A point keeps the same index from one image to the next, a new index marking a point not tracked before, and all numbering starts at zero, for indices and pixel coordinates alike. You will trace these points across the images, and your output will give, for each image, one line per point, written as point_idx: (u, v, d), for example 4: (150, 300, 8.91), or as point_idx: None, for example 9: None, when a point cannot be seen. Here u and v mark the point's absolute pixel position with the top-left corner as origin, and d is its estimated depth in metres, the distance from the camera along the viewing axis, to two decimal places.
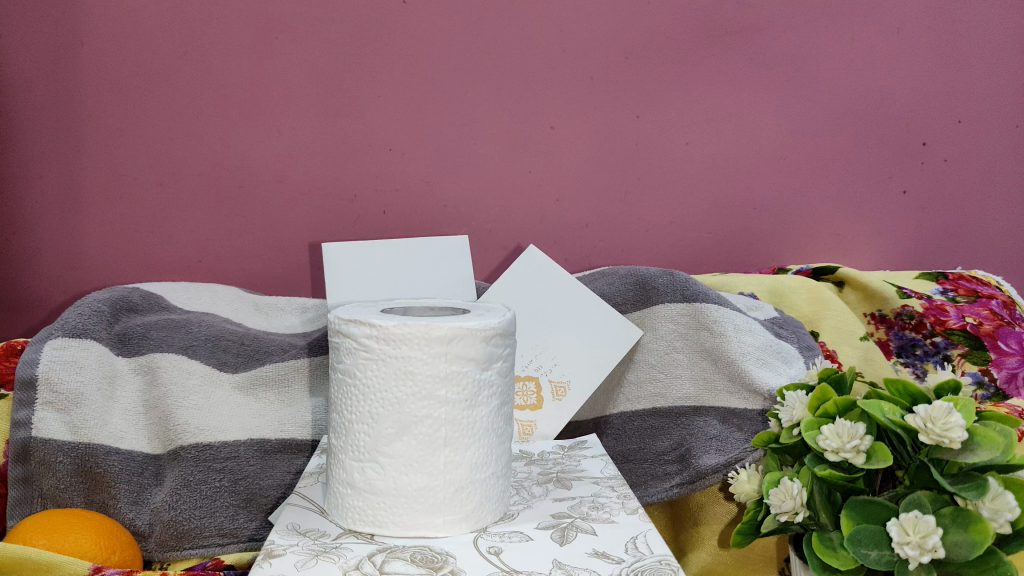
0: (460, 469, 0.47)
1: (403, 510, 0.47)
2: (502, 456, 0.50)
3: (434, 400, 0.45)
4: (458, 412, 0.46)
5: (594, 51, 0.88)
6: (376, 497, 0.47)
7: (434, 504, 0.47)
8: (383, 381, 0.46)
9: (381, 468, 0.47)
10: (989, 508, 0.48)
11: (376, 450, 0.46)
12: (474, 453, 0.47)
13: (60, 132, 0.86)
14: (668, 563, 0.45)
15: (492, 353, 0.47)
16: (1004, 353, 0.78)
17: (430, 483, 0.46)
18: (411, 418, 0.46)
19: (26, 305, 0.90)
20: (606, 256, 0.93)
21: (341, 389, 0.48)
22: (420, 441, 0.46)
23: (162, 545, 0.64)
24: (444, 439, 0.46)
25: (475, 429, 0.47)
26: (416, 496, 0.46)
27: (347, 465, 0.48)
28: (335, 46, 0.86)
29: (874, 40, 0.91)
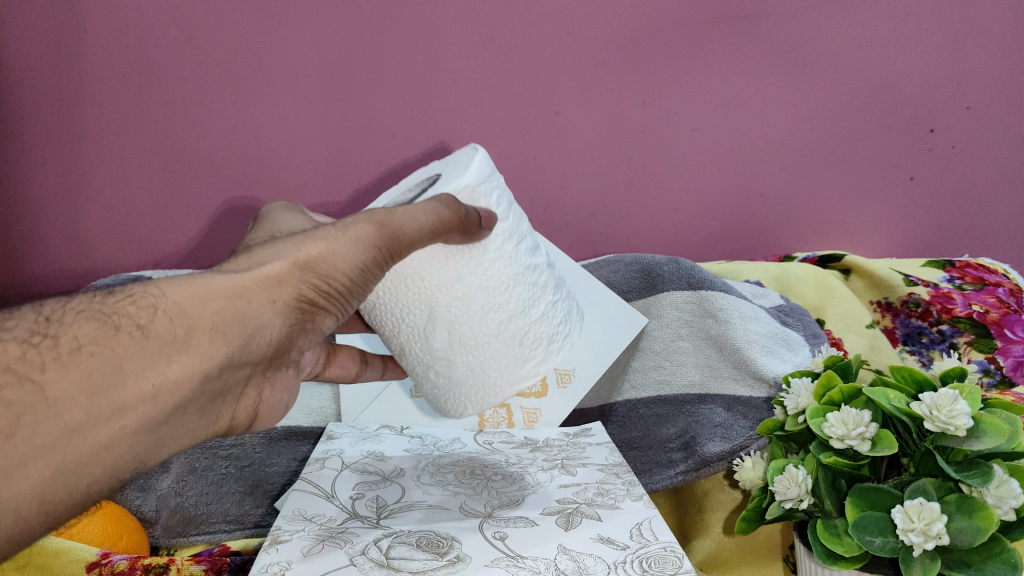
0: (513, 319, 0.52)
1: (489, 377, 0.53)
2: (541, 287, 0.54)
3: (459, 277, 0.49)
4: (483, 270, 0.50)
5: (599, 36, 0.86)
6: (459, 383, 0.53)
7: (513, 362, 0.53)
8: (402, 298, 0.50)
9: (453, 364, 0.52)
10: (993, 495, 0.47)
11: (433, 350, 0.52)
12: (516, 296, 0.52)
13: (65, 120, 0.86)
14: (673, 550, 0.46)
15: (483, 193, 0.49)
16: (1010, 341, 0.77)
17: (495, 340, 0.52)
18: (449, 307, 0.50)
19: (46, 294, 0.92)
20: (611, 243, 0.96)
21: (374, 319, 0.52)
22: (470, 318, 0.50)
23: (168, 530, 0.66)
24: (485, 299, 0.50)
25: (506, 274, 0.51)
26: (493, 362, 0.52)
27: (419, 373, 0.54)
28: (334, 30, 0.84)
29: (885, 26, 0.88)
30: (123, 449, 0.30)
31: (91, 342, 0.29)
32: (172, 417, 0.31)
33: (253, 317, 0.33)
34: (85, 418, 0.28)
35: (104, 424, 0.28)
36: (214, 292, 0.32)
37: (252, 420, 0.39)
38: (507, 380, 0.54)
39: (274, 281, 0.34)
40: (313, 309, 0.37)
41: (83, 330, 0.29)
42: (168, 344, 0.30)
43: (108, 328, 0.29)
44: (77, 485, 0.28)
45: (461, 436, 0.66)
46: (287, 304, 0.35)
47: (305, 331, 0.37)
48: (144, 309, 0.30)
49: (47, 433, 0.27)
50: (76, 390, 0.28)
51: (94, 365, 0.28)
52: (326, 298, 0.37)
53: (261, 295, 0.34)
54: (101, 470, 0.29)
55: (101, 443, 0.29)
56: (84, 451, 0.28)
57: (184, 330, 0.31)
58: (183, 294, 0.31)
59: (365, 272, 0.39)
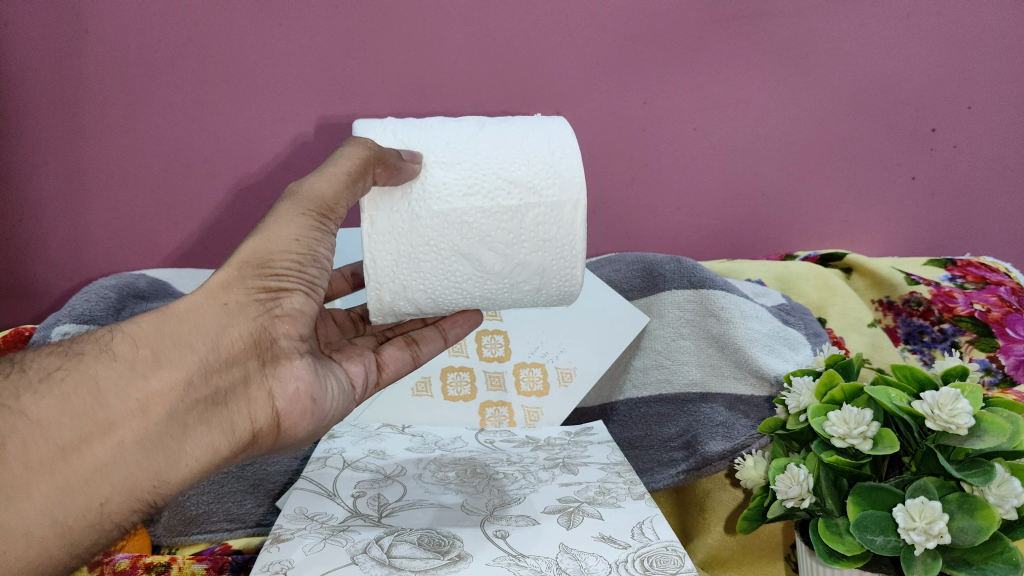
0: (508, 182, 0.50)
1: (553, 220, 0.51)
2: (487, 136, 0.52)
3: (443, 211, 0.49)
4: (447, 190, 0.49)
5: (600, 36, 0.86)
6: (540, 251, 0.51)
7: (554, 209, 0.50)
8: (434, 270, 0.50)
9: (527, 264, 0.51)
10: (995, 494, 0.48)
11: (497, 262, 0.51)
12: (487, 164, 0.50)
13: (67, 122, 0.86)
14: (674, 549, 0.46)
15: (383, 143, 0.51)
16: (1012, 340, 0.77)
17: (514, 207, 0.50)
18: (464, 234, 0.49)
19: (52, 295, 0.93)
20: (613, 242, 0.96)
21: (446, 307, 0.54)
22: (484, 216, 0.49)
23: (170, 529, 0.65)
24: (475, 196, 0.49)
25: (463, 162, 0.50)
26: (540, 209, 0.50)
27: (514, 287, 0.53)
28: (334, 30, 0.84)
29: (887, 24, 0.88)
30: (127, 461, 0.39)
31: (60, 372, 0.39)
32: (167, 428, 0.40)
33: (210, 322, 0.43)
34: (76, 438, 0.38)
35: (102, 442, 0.38)
36: (166, 317, 0.42)
37: (283, 429, 0.48)
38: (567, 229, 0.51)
39: (218, 286, 0.44)
40: (275, 296, 0.46)
41: (51, 363, 0.40)
42: (135, 363, 0.40)
43: (72, 358, 0.40)
44: (93, 503, 0.38)
45: (463, 435, 0.66)
46: (236, 300, 0.44)
47: (275, 318, 0.46)
48: (103, 341, 0.41)
49: (43, 455, 0.37)
50: (57, 414, 0.38)
51: (67, 392, 0.39)
52: (278, 283, 0.46)
53: (207, 304, 0.43)
54: (110, 487, 0.39)
55: (99, 458, 0.38)
56: (84, 466, 0.38)
57: (146, 351, 0.41)
58: (141, 327, 0.42)
59: (305, 239, 0.47)
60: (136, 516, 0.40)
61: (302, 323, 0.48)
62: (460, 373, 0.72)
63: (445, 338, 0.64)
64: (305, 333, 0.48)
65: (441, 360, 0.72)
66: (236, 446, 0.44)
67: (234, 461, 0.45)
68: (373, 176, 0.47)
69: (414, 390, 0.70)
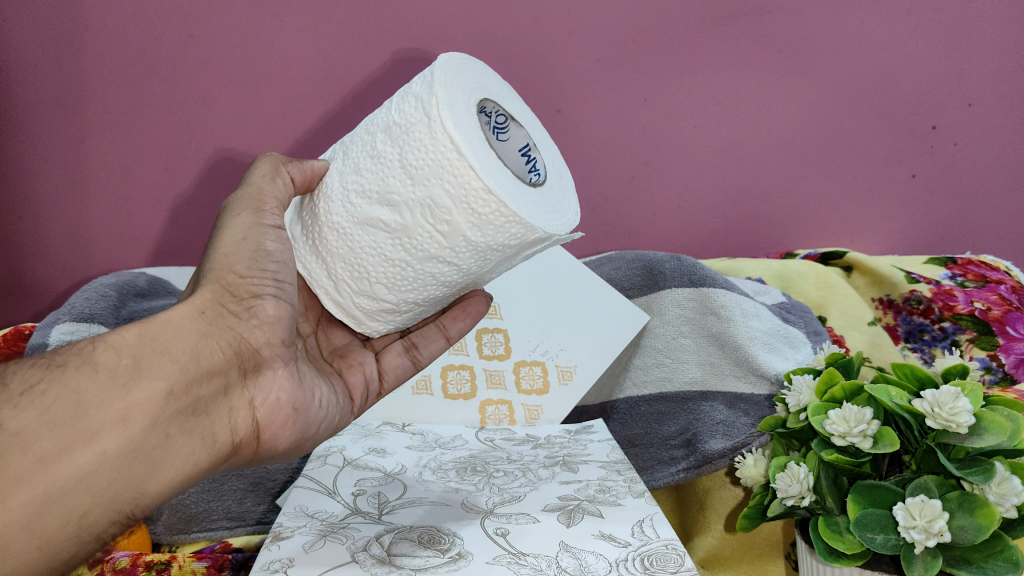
0: (378, 135, 0.48)
1: (427, 142, 0.45)
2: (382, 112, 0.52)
3: (344, 190, 0.49)
4: (343, 172, 0.50)
5: (600, 33, 0.86)
6: (431, 177, 0.45)
7: (423, 131, 0.45)
8: (364, 246, 0.49)
9: (427, 199, 0.46)
10: (995, 493, 0.48)
11: (407, 211, 0.47)
12: (366, 133, 0.50)
13: (67, 120, 0.86)
14: (674, 548, 0.46)
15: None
16: (1013, 338, 0.76)
17: (384, 152, 0.47)
18: (367, 199, 0.48)
19: (51, 293, 0.93)
20: (614, 241, 0.96)
21: (413, 282, 0.50)
22: (373, 174, 0.48)
23: (170, 527, 0.65)
24: (363, 161, 0.48)
25: (348, 147, 0.51)
26: (411, 140, 0.46)
27: (449, 228, 0.46)
28: (334, 28, 0.84)
29: (887, 22, 0.88)
30: (110, 470, 0.38)
31: (39, 384, 0.38)
32: (149, 437, 0.40)
33: (189, 330, 0.44)
34: (58, 448, 0.37)
35: (85, 450, 0.38)
36: (151, 326, 0.42)
37: (262, 439, 0.49)
38: (436, 150, 0.45)
39: (198, 296, 0.46)
40: (242, 299, 0.47)
41: (30, 375, 0.38)
42: (119, 372, 0.40)
43: (53, 369, 0.39)
44: (72, 515, 0.37)
45: (463, 433, 0.66)
46: (213, 309, 0.46)
47: (252, 326, 0.47)
48: (85, 351, 0.40)
49: (21, 468, 0.36)
50: (38, 425, 0.37)
51: (49, 403, 0.38)
52: (251, 289, 0.48)
53: (185, 312, 0.44)
54: (91, 498, 0.38)
55: (82, 468, 0.37)
56: (64, 478, 0.37)
57: (130, 359, 0.41)
58: (123, 335, 0.42)
59: (251, 237, 0.49)
60: (115, 528, 0.39)
61: (280, 329, 0.49)
62: (459, 371, 0.71)
63: (448, 337, 0.64)
64: (284, 341, 0.50)
65: (441, 358, 0.72)
66: (216, 457, 0.45)
67: (215, 471, 0.46)
68: (287, 173, 0.51)
69: (414, 387, 0.70)
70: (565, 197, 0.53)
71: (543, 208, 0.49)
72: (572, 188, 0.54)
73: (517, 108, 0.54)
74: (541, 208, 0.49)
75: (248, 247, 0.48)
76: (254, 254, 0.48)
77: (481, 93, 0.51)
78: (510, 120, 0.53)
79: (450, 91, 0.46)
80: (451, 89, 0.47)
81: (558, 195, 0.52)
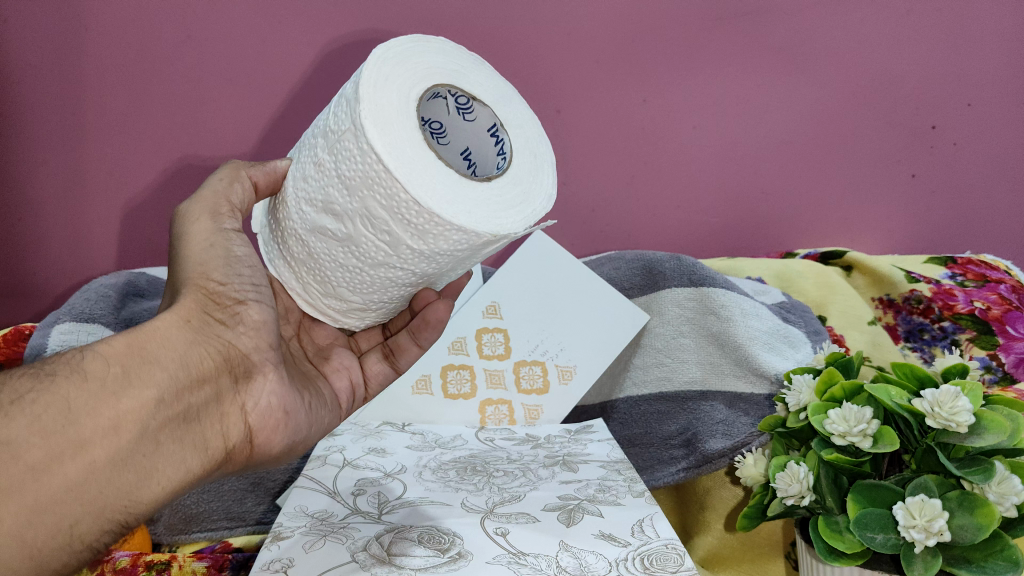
0: (318, 141, 0.46)
1: (356, 153, 0.43)
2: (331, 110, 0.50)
3: (293, 199, 0.48)
4: (292, 179, 0.48)
5: (600, 33, 0.86)
6: (364, 189, 0.43)
7: (353, 143, 0.43)
8: (318, 254, 0.48)
9: (365, 211, 0.44)
10: (995, 492, 0.48)
11: (348, 222, 0.45)
12: (309, 137, 0.48)
13: (66, 120, 0.86)
14: (674, 547, 0.46)
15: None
16: (1013, 338, 0.76)
17: (323, 161, 0.45)
18: (312, 210, 0.47)
19: (52, 294, 0.93)
20: (613, 241, 0.96)
21: (372, 285, 0.49)
22: (314, 184, 0.46)
23: (171, 528, 0.66)
24: (306, 169, 0.47)
25: (302, 147, 0.49)
26: (342, 150, 0.44)
27: (390, 236, 0.44)
28: (334, 28, 0.84)
29: (887, 22, 0.88)
30: (99, 479, 0.38)
31: (29, 394, 0.37)
32: (140, 445, 0.40)
33: (177, 338, 0.43)
34: (48, 458, 0.36)
35: (75, 461, 0.37)
36: (137, 336, 0.42)
37: (254, 444, 0.49)
38: (362, 164, 0.43)
39: (183, 304, 0.45)
40: (224, 306, 0.47)
41: (20, 385, 0.38)
42: (108, 381, 0.40)
43: (43, 379, 0.38)
44: (62, 524, 0.37)
45: (463, 432, 0.66)
46: (198, 317, 0.45)
47: (239, 333, 0.48)
48: (74, 360, 0.40)
49: (13, 478, 0.35)
50: (29, 435, 0.36)
51: (38, 413, 0.37)
52: (232, 297, 0.48)
53: (171, 320, 0.44)
54: (81, 508, 0.37)
55: (71, 477, 0.37)
56: (54, 488, 0.36)
57: (119, 369, 0.40)
58: (110, 345, 0.41)
59: (219, 242, 0.49)
60: (107, 536, 0.39)
61: (263, 335, 0.50)
62: (459, 370, 0.71)
63: (420, 345, 0.62)
64: (271, 345, 0.50)
65: (441, 358, 0.72)
66: (209, 463, 0.44)
67: (208, 478, 0.46)
68: (247, 177, 0.51)
69: (414, 387, 0.70)
70: (536, 176, 0.49)
71: (497, 204, 0.46)
72: (548, 164, 0.50)
73: (485, 80, 0.50)
74: (494, 202, 0.46)
75: (220, 253, 0.49)
76: (228, 261, 0.49)
77: (429, 81, 0.47)
78: (473, 100, 0.50)
79: (379, 95, 0.44)
80: (382, 91, 0.44)
81: (525, 179, 0.48)
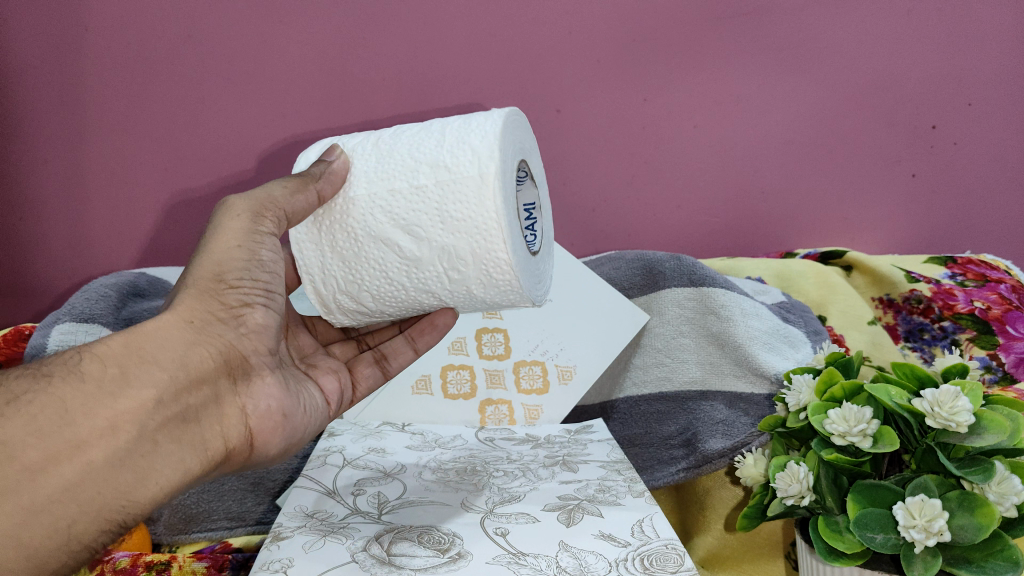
0: (419, 163, 0.49)
1: (468, 201, 0.47)
2: (421, 127, 0.52)
3: (365, 200, 0.49)
4: (367, 181, 0.50)
5: (600, 33, 0.86)
6: (458, 233, 0.48)
7: (467, 186, 0.47)
8: (368, 259, 0.50)
9: (448, 246, 0.48)
10: (995, 492, 0.48)
11: (423, 252, 0.49)
12: (405, 151, 0.50)
13: (66, 120, 0.86)
14: (674, 547, 0.46)
15: (317, 144, 0.54)
16: (1013, 338, 0.76)
17: (424, 187, 0.48)
18: (387, 220, 0.49)
19: (51, 293, 0.93)
20: (613, 240, 0.96)
21: (396, 303, 0.53)
22: (404, 201, 0.48)
23: (171, 528, 0.66)
24: (395, 182, 0.49)
25: (385, 152, 0.51)
26: (457, 190, 0.47)
27: (456, 281, 0.50)
28: (333, 27, 0.84)
29: (887, 22, 0.88)
30: (96, 480, 0.38)
31: (25, 395, 0.38)
32: (137, 447, 0.40)
33: (178, 339, 0.44)
34: (44, 458, 0.37)
35: (72, 462, 0.38)
36: (137, 336, 0.42)
37: (254, 446, 0.49)
38: (478, 207, 0.47)
39: (187, 304, 0.45)
40: (231, 307, 0.47)
41: (18, 386, 0.39)
42: (106, 382, 0.40)
43: (40, 380, 0.39)
44: (59, 524, 0.37)
45: (463, 433, 0.66)
46: (201, 318, 0.45)
47: (240, 335, 0.47)
48: (71, 361, 0.40)
49: (9, 477, 0.36)
50: (24, 435, 0.37)
51: (35, 414, 0.38)
52: (240, 298, 0.47)
53: (173, 320, 0.44)
54: (78, 508, 0.38)
55: (68, 478, 0.38)
56: (50, 488, 0.37)
57: (116, 369, 0.41)
58: (109, 346, 0.41)
59: (247, 245, 0.48)
60: (105, 536, 0.39)
61: (265, 338, 0.50)
62: (459, 371, 0.71)
63: (415, 350, 0.65)
64: (270, 349, 0.50)
65: (441, 358, 0.72)
66: (208, 464, 0.44)
67: (207, 478, 0.45)
68: (316, 190, 0.49)
69: (414, 387, 0.70)
70: (551, 260, 0.59)
71: (535, 278, 0.55)
72: (556, 248, 0.60)
73: (540, 168, 0.58)
74: (534, 276, 0.54)
75: (245, 255, 0.48)
76: (248, 264, 0.48)
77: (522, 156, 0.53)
78: (531, 179, 0.57)
79: (504, 157, 0.48)
80: (504, 155, 0.49)
81: (546, 261, 0.58)
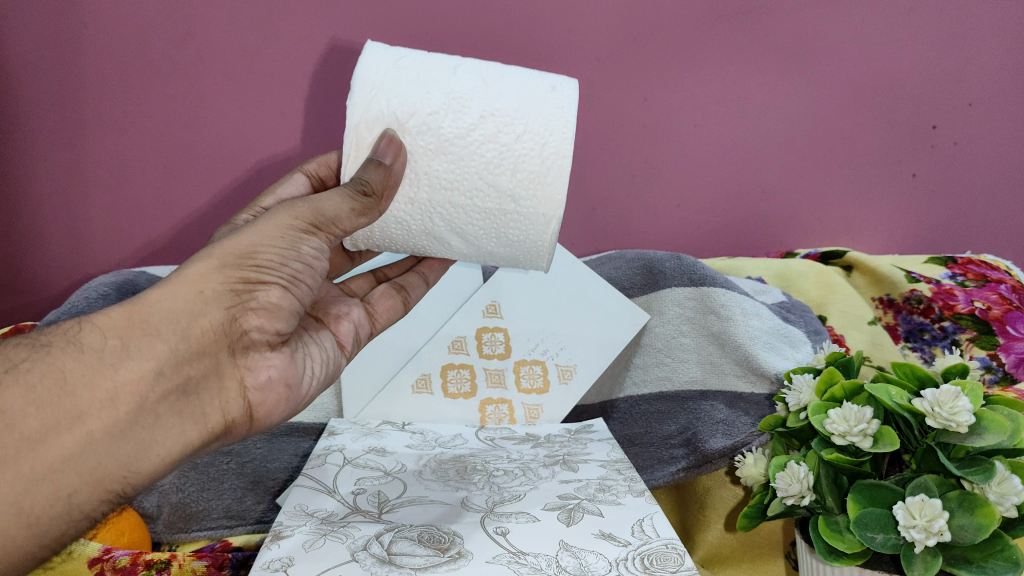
0: (490, 185, 0.50)
1: (527, 229, 0.52)
2: (493, 123, 0.49)
3: (430, 206, 0.51)
4: (436, 188, 0.50)
5: (602, 32, 0.86)
6: (509, 247, 0.54)
7: (528, 218, 0.51)
8: (420, 243, 0.55)
9: (496, 252, 0.55)
10: (995, 492, 0.48)
11: (473, 251, 0.55)
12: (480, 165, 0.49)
13: (67, 117, 0.86)
14: (674, 547, 0.46)
15: (372, 118, 0.49)
16: (1013, 338, 0.76)
17: (492, 210, 0.51)
18: (448, 227, 0.52)
19: (51, 292, 0.93)
20: (614, 240, 0.96)
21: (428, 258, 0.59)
22: (470, 218, 0.51)
23: (170, 526, 0.66)
24: (464, 200, 0.50)
25: (455, 155, 0.49)
26: (521, 220, 0.51)
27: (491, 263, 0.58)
28: (334, 26, 0.84)
29: (888, 21, 0.88)
30: (95, 451, 0.40)
31: (25, 363, 0.40)
32: (136, 418, 0.41)
33: (183, 309, 0.42)
34: (43, 429, 0.38)
35: (72, 433, 0.39)
36: (141, 308, 0.42)
37: (255, 417, 0.49)
38: (536, 234, 0.53)
39: (201, 273, 0.44)
40: (251, 286, 0.45)
41: (18, 355, 0.40)
42: (105, 354, 0.40)
43: (39, 350, 0.40)
44: (59, 493, 0.39)
45: (463, 432, 0.66)
46: (213, 289, 0.44)
47: (250, 310, 0.46)
48: (72, 332, 0.41)
49: (10, 447, 0.37)
50: (24, 405, 0.38)
51: (33, 384, 0.39)
52: (259, 275, 0.45)
53: (184, 293, 0.43)
54: (77, 478, 0.39)
55: (68, 449, 0.39)
56: (50, 459, 0.38)
57: (117, 341, 0.41)
58: (114, 317, 0.41)
59: (289, 237, 0.47)
60: (105, 505, 0.41)
61: (277, 317, 0.48)
62: (460, 370, 0.71)
63: (427, 283, 0.68)
64: (282, 327, 0.49)
65: (441, 357, 0.71)
66: (208, 436, 0.45)
67: (206, 449, 0.46)
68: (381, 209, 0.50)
69: (414, 386, 0.70)
70: None
71: None
72: None
73: None
74: None
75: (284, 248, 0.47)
76: (285, 253, 0.47)
77: None
78: None
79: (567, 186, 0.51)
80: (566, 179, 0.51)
81: None
